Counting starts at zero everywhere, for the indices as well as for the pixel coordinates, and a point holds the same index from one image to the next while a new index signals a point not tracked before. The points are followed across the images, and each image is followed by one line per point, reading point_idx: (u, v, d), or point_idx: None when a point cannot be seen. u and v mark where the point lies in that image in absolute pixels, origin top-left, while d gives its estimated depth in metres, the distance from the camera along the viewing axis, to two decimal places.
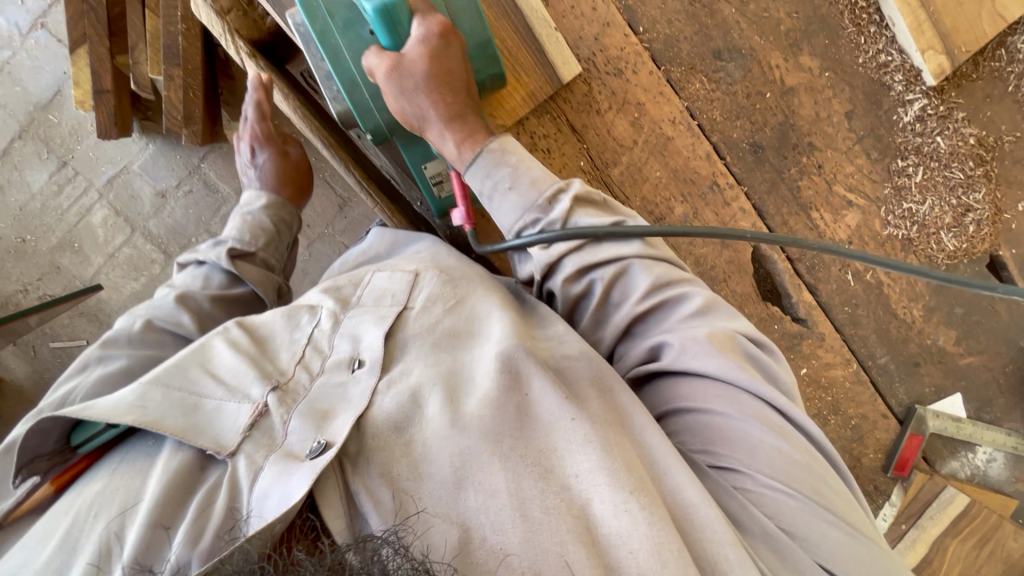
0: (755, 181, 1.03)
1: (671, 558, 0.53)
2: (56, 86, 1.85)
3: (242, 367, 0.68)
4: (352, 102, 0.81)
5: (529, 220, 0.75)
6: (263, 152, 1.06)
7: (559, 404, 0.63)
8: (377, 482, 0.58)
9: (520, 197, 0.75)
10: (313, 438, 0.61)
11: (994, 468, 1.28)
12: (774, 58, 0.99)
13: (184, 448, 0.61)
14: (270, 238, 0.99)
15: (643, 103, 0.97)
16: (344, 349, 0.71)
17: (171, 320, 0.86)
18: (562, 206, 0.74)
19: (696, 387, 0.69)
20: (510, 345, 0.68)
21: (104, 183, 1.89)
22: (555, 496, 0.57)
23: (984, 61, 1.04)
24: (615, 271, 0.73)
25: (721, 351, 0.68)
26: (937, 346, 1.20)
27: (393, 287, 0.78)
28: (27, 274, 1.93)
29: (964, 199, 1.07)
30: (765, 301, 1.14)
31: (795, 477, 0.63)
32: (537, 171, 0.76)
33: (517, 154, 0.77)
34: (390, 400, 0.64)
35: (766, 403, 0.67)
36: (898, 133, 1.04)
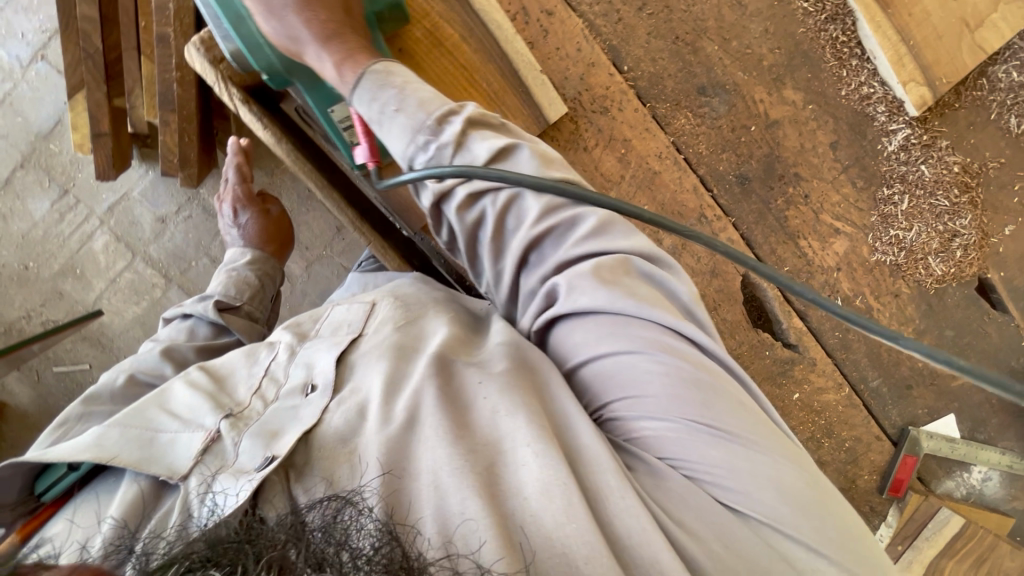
0: (743, 212, 1.05)
1: (556, 493, 0.54)
2: (57, 116, 1.88)
3: (199, 401, 0.67)
4: (238, 36, 0.76)
5: (418, 141, 0.70)
6: (245, 213, 1.14)
7: (478, 381, 0.64)
8: (317, 484, 0.57)
9: (407, 119, 0.70)
10: (262, 454, 0.59)
11: (990, 486, 1.29)
12: (758, 92, 1.01)
13: (140, 478, 0.60)
14: (255, 292, 1.05)
15: (629, 138, 0.98)
16: (299, 375, 0.69)
17: (153, 373, 0.84)
18: (453, 129, 0.69)
19: (589, 323, 0.67)
20: (443, 351, 0.68)
21: (105, 210, 1.92)
22: (461, 456, 0.56)
23: (965, 90, 1.05)
24: (507, 196, 0.69)
25: (609, 282, 0.66)
26: (928, 369, 1.21)
27: (350, 318, 0.77)
28: (30, 301, 1.95)
29: (951, 225, 1.08)
30: (755, 328, 1.15)
31: (688, 403, 0.62)
32: (425, 93, 0.72)
33: (404, 76, 0.73)
34: (339, 416, 0.62)
35: (659, 328, 0.65)
36: (882, 161, 1.05)
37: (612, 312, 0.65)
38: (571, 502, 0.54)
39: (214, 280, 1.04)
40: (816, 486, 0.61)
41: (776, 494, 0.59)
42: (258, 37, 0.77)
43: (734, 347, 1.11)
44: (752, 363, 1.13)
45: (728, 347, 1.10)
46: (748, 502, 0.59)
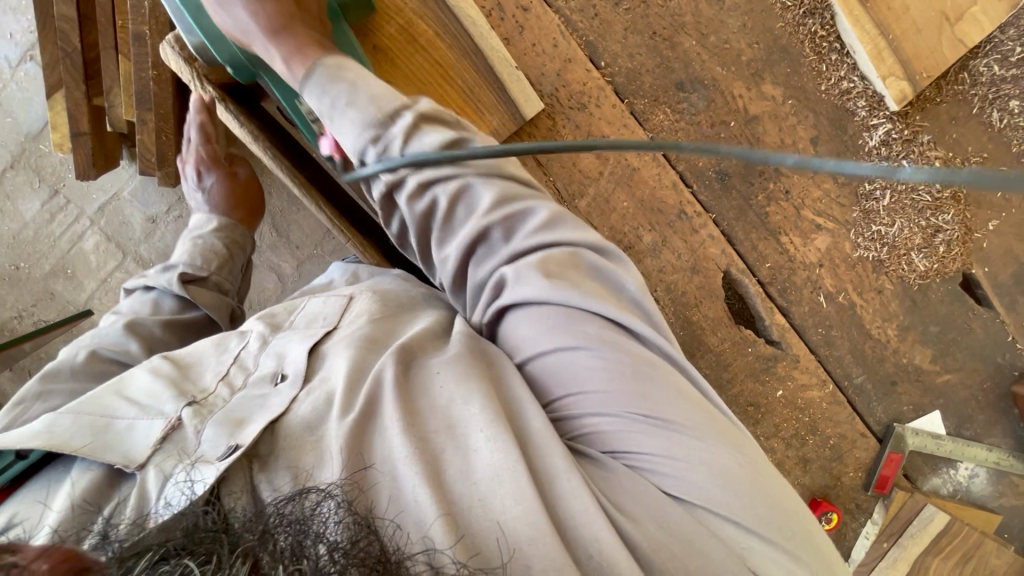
0: (723, 209, 1.05)
1: (506, 477, 0.54)
2: (46, 117, 1.88)
3: (159, 387, 0.66)
4: (199, 27, 0.79)
5: (368, 137, 0.71)
6: (211, 175, 1.09)
7: (436, 374, 0.64)
8: (281, 475, 0.56)
9: (358, 114, 0.71)
10: (224, 441, 0.58)
11: (977, 483, 1.29)
12: (737, 88, 1.00)
13: (93, 466, 0.58)
14: (222, 262, 1.01)
15: (607, 135, 0.97)
16: (269, 364, 0.69)
17: (119, 349, 0.86)
18: (401, 123, 0.71)
19: (534, 316, 0.67)
20: (411, 342, 0.68)
21: (95, 211, 1.92)
22: (411, 443, 0.56)
23: (947, 84, 1.04)
24: (456, 185, 0.70)
25: (554, 275, 0.66)
26: (913, 365, 1.19)
27: (326, 311, 0.76)
28: (21, 301, 1.96)
29: (933, 220, 1.08)
30: (738, 325, 1.14)
31: (628, 391, 0.62)
32: (377, 88, 0.72)
33: (358, 71, 0.74)
34: (307, 405, 0.61)
35: (602, 320, 0.65)
36: (864, 156, 1.05)
37: (554, 303, 0.65)
38: (519, 486, 0.54)
39: (179, 249, 1.00)
40: (757, 471, 0.60)
41: (717, 481, 0.58)
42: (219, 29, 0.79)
43: (716, 344, 1.11)
44: (735, 360, 1.13)
45: (710, 343, 1.10)
46: (688, 486, 0.58)
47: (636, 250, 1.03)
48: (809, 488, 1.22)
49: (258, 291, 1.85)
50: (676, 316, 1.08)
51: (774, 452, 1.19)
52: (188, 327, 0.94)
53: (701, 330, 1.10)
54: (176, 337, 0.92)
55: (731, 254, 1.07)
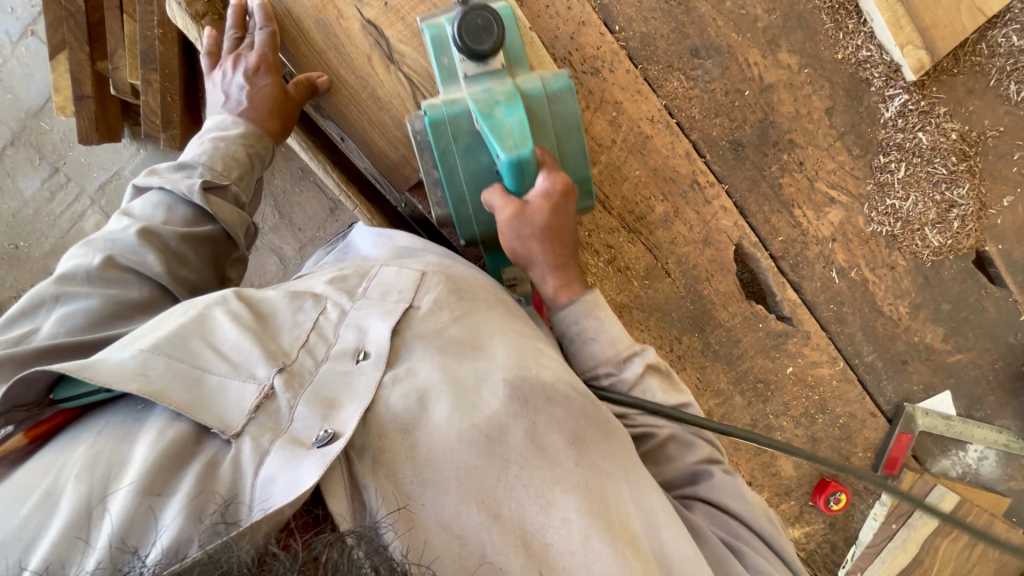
0: (736, 179, 1.04)
1: None
2: (46, 93, 1.86)
3: (247, 342, 0.61)
4: (456, 214, 0.81)
5: (603, 373, 0.77)
6: (267, 78, 0.83)
7: (565, 446, 0.61)
8: (383, 477, 0.56)
9: (599, 352, 0.77)
10: (319, 426, 0.57)
11: (986, 465, 1.27)
12: (752, 55, 0.99)
13: (181, 420, 0.55)
14: (245, 172, 0.81)
15: (620, 101, 0.97)
16: (350, 339, 0.65)
17: (136, 260, 0.70)
18: (634, 369, 0.76)
19: (727, 521, 0.68)
20: (519, 372, 0.64)
21: (95, 189, 1.90)
22: (553, 531, 0.56)
23: (964, 55, 1.03)
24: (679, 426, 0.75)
25: (756, 504, 0.70)
26: (924, 343, 1.18)
27: (399, 282, 0.72)
28: (21, 281, 1.94)
29: (948, 195, 1.07)
30: (749, 300, 1.12)
31: None
32: (618, 330, 0.78)
33: (605, 309, 0.78)
34: (397, 394, 0.61)
35: (777, 552, 0.68)
36: (879, 128, 1.04)
37: (755, 527, 0.68)
38: None
39: (196, 147, 0.80)
40: None
41: None
42: (473, 216, 0.81)
43: (727, 319, 1.10)
44: (745, 335, 1.11)
45: (721, 318, 1.09)
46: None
47: (648, 220, 1.02)
48: (818, 467, 1.21)
49: (260, 272, 1.83)
50: (687, 290, 1.06)
51: (782, 431, 1.18)
52: (203, 244, 0.77)
53: (712, 305, 1.08)
54: (190, 254, 0.75)
55: (744, 227, 1.05)
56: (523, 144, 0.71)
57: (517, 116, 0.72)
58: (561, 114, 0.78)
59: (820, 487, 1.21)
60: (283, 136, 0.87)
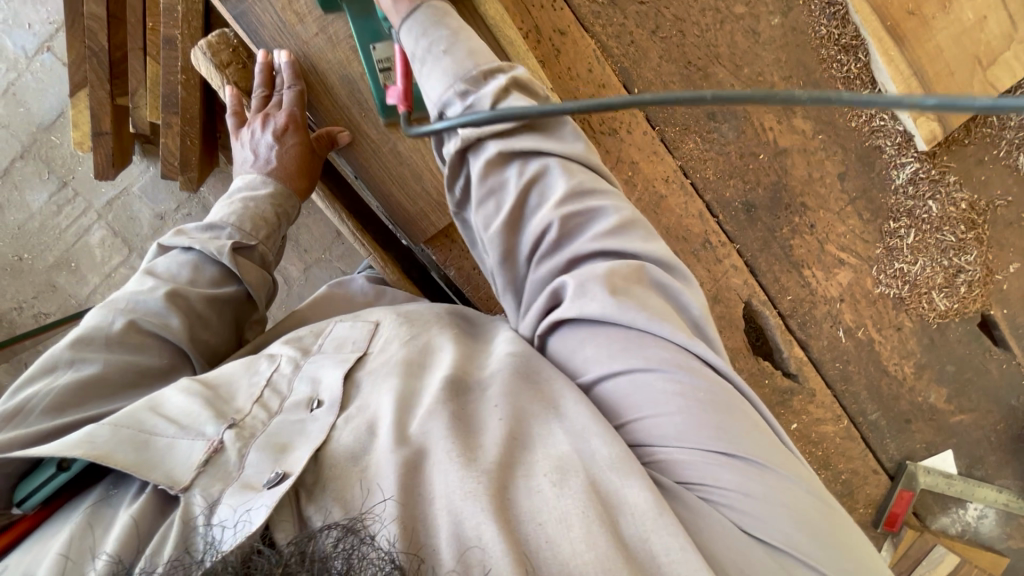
0: (748, 239, 1.05)
1: (575, 521, 0.49)
2: (60, 108, 1.87)
3: (196, 405, 0.62)
4: None
5: (456, 90, 0.67)
6: (292, 137, 0.85)
7: (495, 407, 0.59)
8: (329, 505, 0.53)
9: (453, 65, 0.67)
10: (270, 470, 0.56)
11: (985, 524, 1.28)
12: (768, 120, 1.00)
13: (147, 495, 0.55)
14: (272, 230, 0.85)
15: (636, 161, 0.97)
16: (304, 390, 0.65)
17: (158, 322, 0.73)
18: (494, 83, 0.66)
19: (599, 334, 0.60)
20: (456, 369, 0.63)
21: (103, 205, 1.90)
22: (477, 479, 0.52)
23: (975, 126, 1.04)
24: (537, 167, 0.65)
25: (627, 285, 0.60)
26: (928, 404, 1.19)
27: (354, 335, 0.72)
28: (22, 293, 1.93)
29: (955, 261, 1.08)
30: (755, 355, 1.13)
31: (705, 425, 0.54)
32: (476, 45, 0.68)
33: (461, 24, 0.69)
34: (348, 433, 0.59)
35: (669, 342, 0.58)
36: (890, 194, 1.05)
37: (619, 320, 0.58)
38: (591, 528, 0.49)
39: (226, 207, 0.83)
40: (829, 510, 0.54)
41: (790, 519, 0.51)
42: None
43: None
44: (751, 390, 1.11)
45: None
46: (762, 525, 0.51)
47: None
48: None
49: None
50: None
51: None
52: (222, 303, 0.79)
53: None
54: (213, 317, 0.78)
55: (753, 285, 1.06)
56: None
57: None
58: None
59: None
60: (307, 191, 0.91)
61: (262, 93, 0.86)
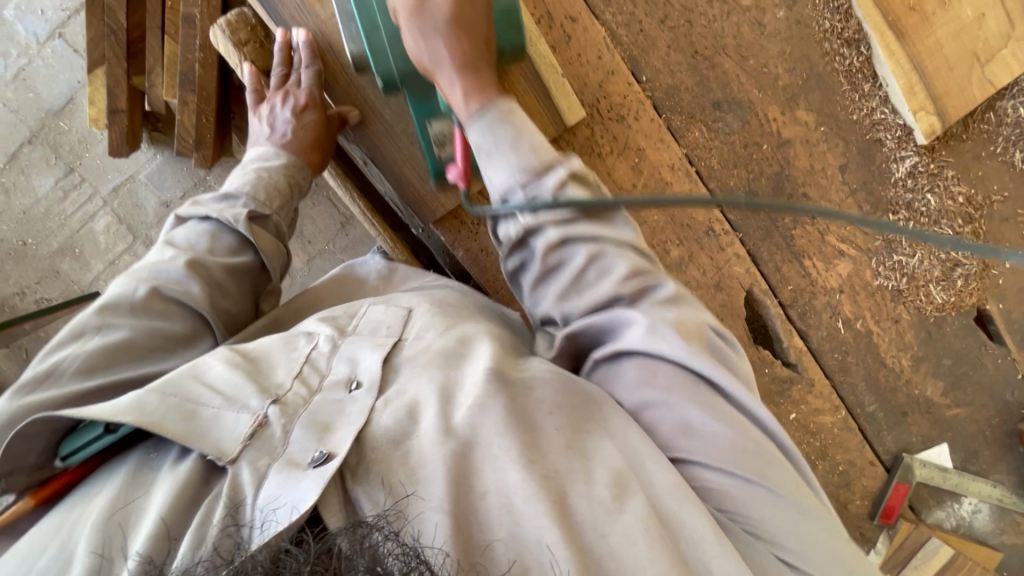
0: (750, 228, 1.07)
1: (635, 536, 0.54)
2: (69, 94, 1.88)
3: (239, 378, 0.64)
4: (369, 45, 0.75)
5: (520, 185, 0.69)
6: (310, 114, 0.88)
7: (548, 412, 0.63)
8: (376, 487, 0.56)
9: (517, 161, 0.69)
10: (315, 449, 0.59)
11: (979, 519, 1.29)
12: (772, 111, 1.02)
13: (192, 460, 0.59)
14: (285, 200, 0.87)
15: (643, 148, 1.00)
16: (343, 370, 0.67)
17: (180, 290, 0.75)
18: (555, 177, 0.69)
19: (661, 376, 0.64)
20: (500, 365, 0.67)
21: (109, 191, 1.92)
22: (535, 483, 0.56)
23: (974, 122, 1.07)
24: (598, 241, 0.69)
25: (691, 339, 0.65)
26: (924, 397, 1.21)
27: (389, 319, 0.74)
28: (26, 278, 1.94)
29: (952, 254, 1.10)
30: (756, 344, 1.15)
31: (754, 466, 0.60)
32: (538, 139, 0.71)
33: (523, 119, 0.71)
34: (388, 416, 0.62)
35: (723, 392, 0.64)
36: (890, 187, 1.07)
37: (686, 363, 0.63)
38: (647, 542, 0.53)
39: (240, 178, 0.86)
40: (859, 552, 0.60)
41: (829, 553, 0.57)
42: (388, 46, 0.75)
43: None
44: None
45: None
46: (800, 555, 0.57)
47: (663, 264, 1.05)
48: None
49: None
50: None
51: None
52: (242, 274, 0.81)
53: None
54: (232, 286, 0.80)
55: (754, 274, 1.08)
56: None
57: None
58: None
59: None
60: (320, 166, 0.94)
61: (281, 70, 0.89)
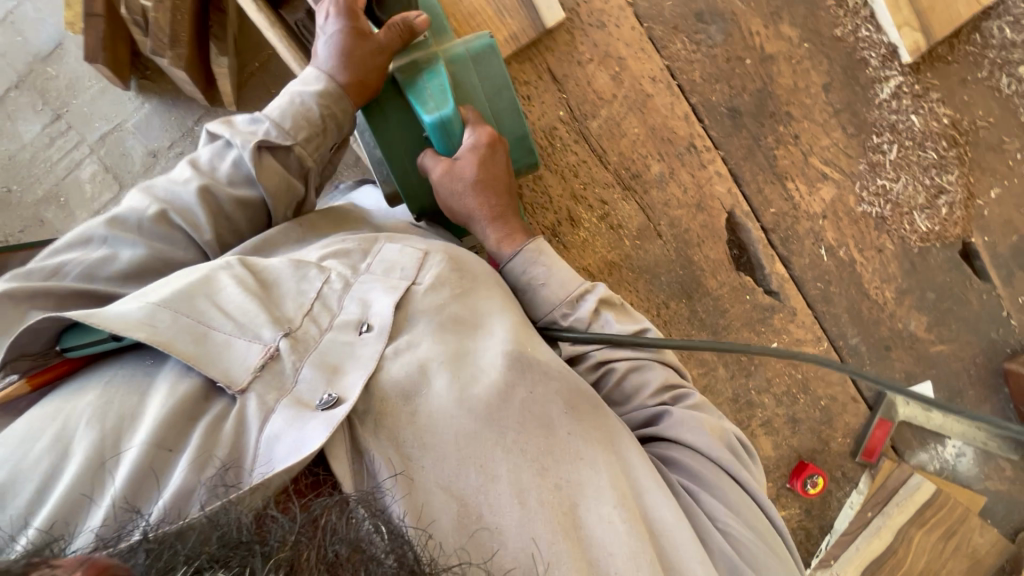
0: (732, 146, 1.05)
1: (642, 563, 0.66)
2: (58, 38, 1.87)
3: (251, 305, 0.68)
4: (402, 185, 0.92)
5: (559, 313, 0.86)
6: (340, 24, 0.84)
7: (562, 414, 0.73)
8: (386, 445, 0.66)
9: (551, 295, 0.87)
10: (323, 391, 0.65)
11: (963, 463, 1.28)
12: (755, 24, 1.01)
13: (191, 375, 0.64)
14: (313, 134, 0.84)
15: (623, 57, 0.99)
16: (354, 311, 0.73)
17: (186, 218, 0.79)
18: (588, 305, 0.85)
19: (686, 456, 0.78)
20: (513, 349, 0.75)
21: (96, 139, 1.88)
22: (549, 491, 0.67)
23: (959, 43, 1.06)
24: (632, 363, 0.84)
25: (712, 433, 0.79)
26: (908, 331, 1.19)
27: (404, 261, 0.80)
28: (9, 226, 1.88)
29: (937, 180, 1.09)
30: (738, 270, 1.13)
31: (751, 523, 0.74)
32: (566, 274, 0.88)
33: (552, 256, 0.89)
34: (397, 366, 0.70)
35: (738, 479, 0.77)
36: (874, 109, 1.06)
37: (710, 455, 0.77)
38: (639, 557, 0.66)
39: (277, 101, 0.84)
40: None
41: None
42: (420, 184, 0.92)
43: (714, 288, 1.10)
44: (732, 306, 1.12)
45: (709, 286, 1.10)
46: None
47: (642, 178, 1.04)
48: (796, 450, 1.22)
49: None
50: (677, 255, 1.08)
51: (763, 408, 1.20)
52: (247, 209, 0.83)
53: (701, 272, 1.09)
54: (238, 215, 0.82)
55: (736, 195, 1.07)
56: (443, 106, 0.84)
57: (437, 79, 0.85)
58: (487, 73, 0.89)
59: (797, 470, 1.21)
60: (361, 97, 0.86)
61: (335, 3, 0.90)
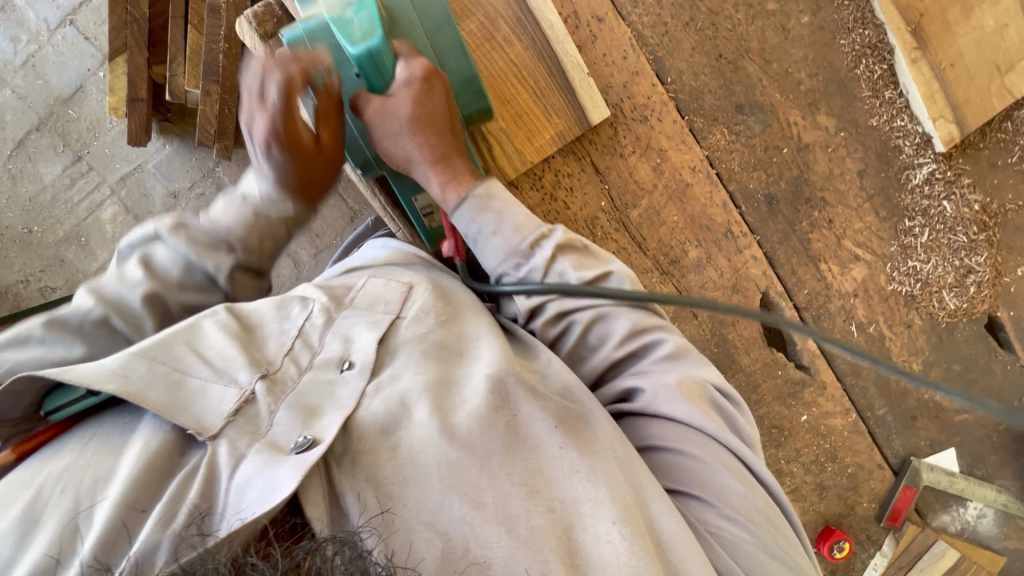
0: (768, 231, 1.07)
1: None
2: (79, 81, 1.77)
3: (232, 349, 0.64)
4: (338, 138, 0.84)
5: (512, 265, 0.76)
6: (282, 153, 0.74)
7: (550, 430, 0.66)
8: (363, 486, 0.57)
9: (503, 244, 0.76)
10: (299, 433, 0.59)
11: (983, 523, 1.30)
12: (793, 115, 1.04)
13: (164, 427, 0.58)
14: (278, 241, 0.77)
15: (665, 149, 1.01)
16: (335, 348, 0.68)
17: (131, 324, 0.68)
18: (543, 253, 0.75)
19: (669, 430, 0.70)
20: (500, 369, 0.69)
21: (116, 180, 1.79)
22: (541, 516, 0.60)
23: (990, 131, 1.09)
24: (592, 315, 0.75)
25: (691, 399, 0.70)
26: (934, 402, 1.22)
27: (387, 294, 0.76)
28: (30, 265, 1.80)
29: (966, 261, 1.11)
30: (769, 346, 1.15)
31: (756, 518, 0.66)
32: (520, 216, 0.77)
33: (502, 199, 0.77)
34: (378, 402, 0.64)
35: (732, 451, 0.70)
36: (907, 193, 1.08)
37: (697, 426, 0.69)
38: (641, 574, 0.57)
39: (231, 211, 0.74)
40: None
41: None
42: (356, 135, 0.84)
43: (748, 364, 1.13)
44: (763, 381, 1.14)
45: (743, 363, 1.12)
46: None
47: (680, 264, 1.05)
48: (822, 514, 1.25)
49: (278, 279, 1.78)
50: (712, 333, 1.10)
51: (792, 476, 1.21)
52: None
53: (735, 348, 1.12)
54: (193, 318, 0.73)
55: (771, 276, 1.09)
56: (371, 36, 0.71)
57: (365, 8, 0.71)
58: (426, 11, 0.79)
59: (823, 535, 1.24)
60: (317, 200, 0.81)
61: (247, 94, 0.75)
